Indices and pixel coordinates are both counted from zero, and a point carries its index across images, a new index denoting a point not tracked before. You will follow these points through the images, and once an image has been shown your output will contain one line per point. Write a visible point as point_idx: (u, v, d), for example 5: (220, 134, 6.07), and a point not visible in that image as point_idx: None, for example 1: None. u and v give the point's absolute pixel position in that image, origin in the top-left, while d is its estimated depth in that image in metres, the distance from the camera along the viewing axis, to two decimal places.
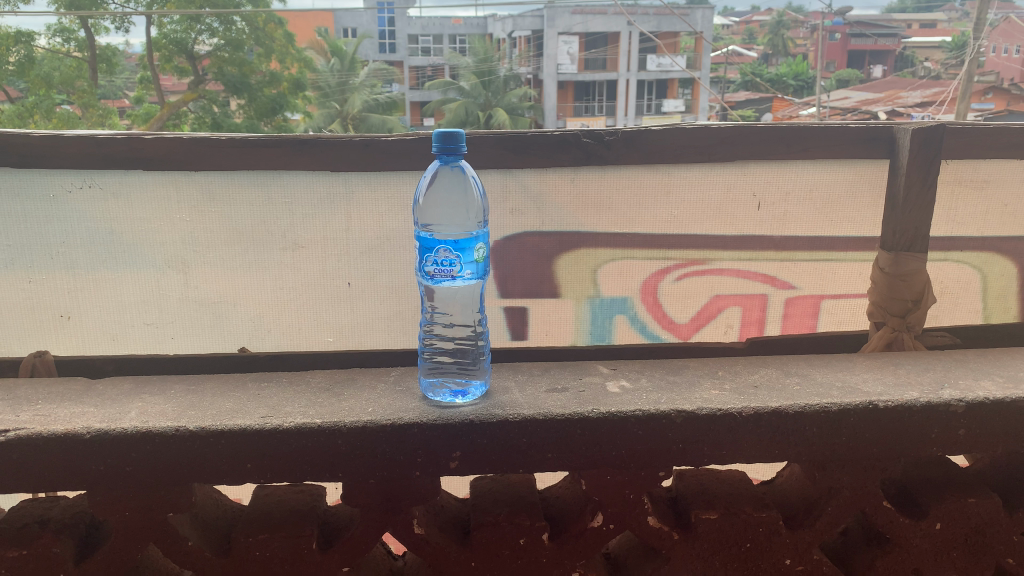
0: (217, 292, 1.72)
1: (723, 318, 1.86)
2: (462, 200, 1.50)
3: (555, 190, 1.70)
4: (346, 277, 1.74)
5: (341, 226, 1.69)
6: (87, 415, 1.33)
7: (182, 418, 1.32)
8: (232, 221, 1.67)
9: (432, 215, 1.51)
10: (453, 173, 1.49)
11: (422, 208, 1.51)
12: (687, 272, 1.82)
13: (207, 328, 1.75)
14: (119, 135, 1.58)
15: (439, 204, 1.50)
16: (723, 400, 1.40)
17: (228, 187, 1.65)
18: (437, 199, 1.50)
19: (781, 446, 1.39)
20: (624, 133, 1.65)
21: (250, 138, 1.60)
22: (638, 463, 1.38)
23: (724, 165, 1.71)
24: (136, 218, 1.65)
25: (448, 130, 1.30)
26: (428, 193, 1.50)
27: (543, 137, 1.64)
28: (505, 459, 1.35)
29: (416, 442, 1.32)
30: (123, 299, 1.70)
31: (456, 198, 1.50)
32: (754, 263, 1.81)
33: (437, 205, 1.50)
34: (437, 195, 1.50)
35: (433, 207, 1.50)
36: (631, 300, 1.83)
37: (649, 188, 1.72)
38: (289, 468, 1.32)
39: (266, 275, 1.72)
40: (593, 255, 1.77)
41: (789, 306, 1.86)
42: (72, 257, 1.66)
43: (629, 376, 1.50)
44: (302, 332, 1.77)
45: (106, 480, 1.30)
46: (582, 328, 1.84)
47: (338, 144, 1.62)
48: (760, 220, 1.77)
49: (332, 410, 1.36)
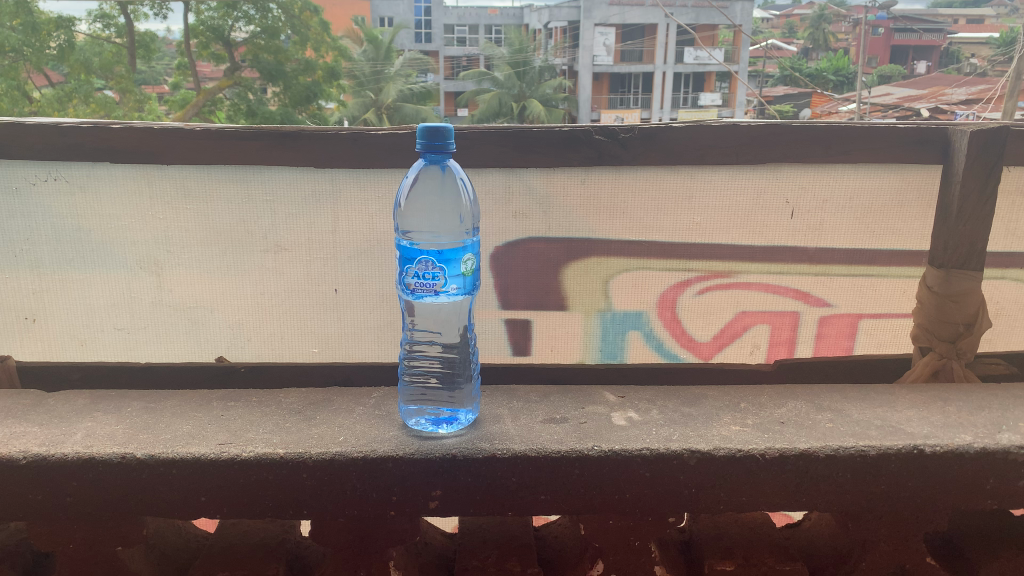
0: (192, 297, 1.58)
1: (749, 336, 1.67)
2: (450, 205, 1.34)
3: (563, 192, 1.53)
4: (333, 283, 1.59)
5: (328, 227, 1.54)
6: (28, 437, 1.19)
7: (131, 443, 1.18)
8: (208, 220, 1.53)
9: (416, 221, 1.35)
10: (440, 174, 1.33)
11: (404, 212, 1.35)
12: (708, 286, 1.63)
13: (182, 335, 1.61)
14: (84, 124, 1.44)
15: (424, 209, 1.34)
16: (744, 438, 1.22)
17: (203, 183, 1.50)
18: (422, 204, 1.34)
19: (809, 494, 1.21)
20: (641, 130, 1.48)
21: (227, 130, 1.46)
22: (645, 509, 1.21)
23: (754, 168, 1.53)
24: (105, 214, 1.51)
25: (433, 124, 1.14)
26: (411, 197, 1.34)
27: (550, 133, 1.47)
28: (492, 499, 1.19)
29: (391, 478, 1.16)
30: (91, 302, 1.57)
31: (444, 203, 1.34)
32: (786, 277, 1.63)
33: (422, 211, 1.34)
34: (422, 198, 1.34)
35: (417, 212, 1.34)
36: (646, 315, 1.65)
37: (667, 191, 1.54)
38: (248, 503, 1.18)
39: (246, 279, 1.58)
40: (604, 264, 1.60)
41: (822, 325, 1.67)
42: (36, 255, 1.53)
43: (639, 406, 1.33)
44: (285, 342, 1.62)
45: (46, 510, 1.17)
46: (591, 344, 1.67)
47: (323, 138, 1.46)
48: (793, 230, 1.59)
49: (299, 438, 1.20)
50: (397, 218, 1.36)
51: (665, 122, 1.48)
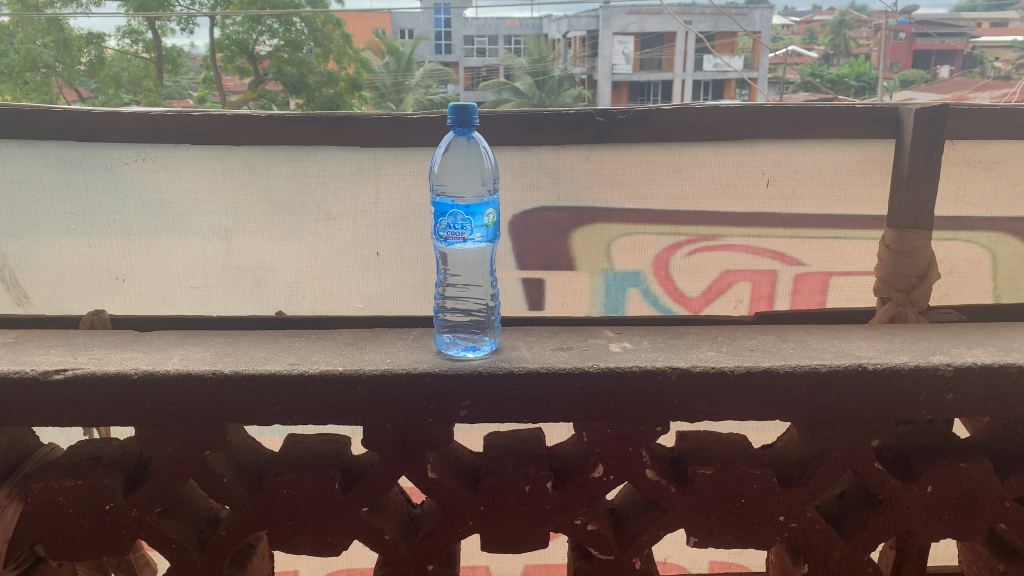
0: (256, 259, 1.87)
1: (732, 292, 1.94)
2: (475, 171, 1.64)
3: (570, 166, 1.80)
4: (375, 247, 1.87)
5: (371, 198, 1.82)
6: (135, 359, 1.48)
7: (218, 363, 1.47)
8: (271, 193, 1.81)
9: (447, 180, 1.66)
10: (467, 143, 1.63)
11: (438, 174, 1.66)
12: (696, 248, 1.89)
13: (248, 293, 1.90)
14: (170, 113, 1.73)
15: (453, 173, 1.65)
16: (719, 360, 1.48)
17: (266, 161, 1.79)
18: (452, 167, 1.65)
19: (774, 405, 1.46)
20: (636, 112, 1.74)
21: (287, 115, 1.74)
22: (637, 418, 1.47)
23: (733, 144, 1.79)
24: (184, 189, 1.81)
25: (461, 103, 1.40)
26: (444, 161, 1.65)
27: (558, 115, 1.74)
28: (511, 409, 1.45)
29: (428, 390, 1.43)
30: (172, 264, 1.87)
31: (470, 168, 1.64)
32: (764, 239, 1.89)
33: (452, 173, 1.65)
34: (453, 163, 1.65)
35: (448, 174, 1.65)
36: (644, 274, 1.92)
37: (660, 165, 1.81)
38: (313, 412, 1.45)
39: (301, 243, 1.86)
40: (606, 229, 1.86)
41: (798, 282, 1.93)
42: (127, 224, 1.83)
43: (632, 338, 1.60)
44: (334, 298, 1.90)
45: (151, 418, 1.46)
46: (596, 299, 1.94)
47: (367, 121, 1.75)
48: (769, 197, 1.84)
49: (354, 360, 1.48)
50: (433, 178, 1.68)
51: (657, 106, 1.75)
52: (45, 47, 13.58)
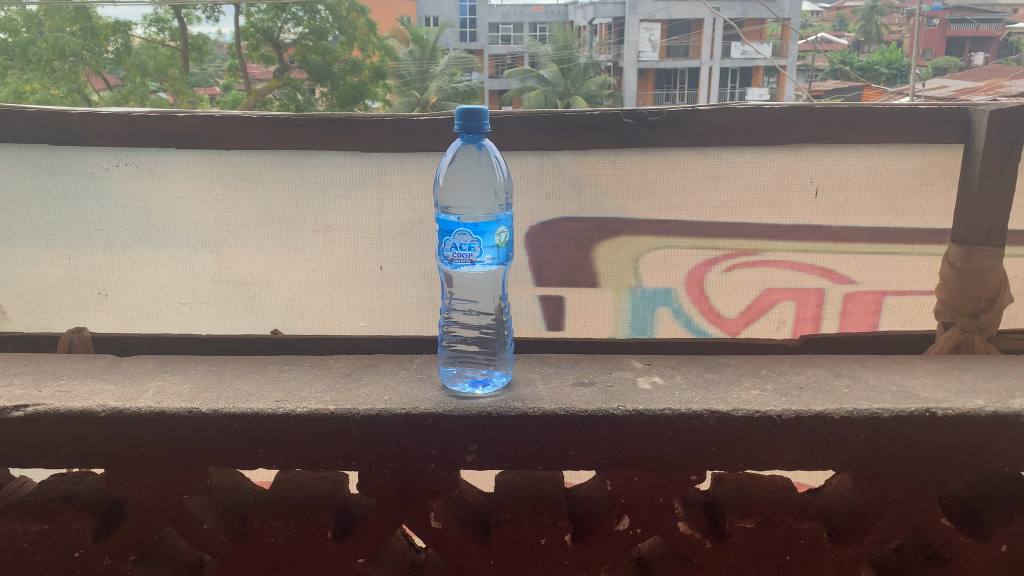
0: (249, 273, 1.71)
1: (775, 313, 1.73)
2: (484, 182, 1.47)
3: (595, 173, 1.62)
4: (378, 261, 1.70)
5: (374, 208, 1.65)
6: (106, 393, 1.33)
7: (196, 399, 1.30)
8: (265, 201, 1.65)
9: (454, 196, 1.47)
10: (473, 152, 1.46)
11: (443, 189, 1.48)
12: (734, 265, 1.70)
13: (241, 309, 1.73)
14: (153, 113, 1.57)
15: (460, 186, 1.47)
16: (763, 401, 1.29)
17: (260, 167, 1.62)
18: (459, 181, 1.46)
19: (827, 454, 1.28)
20: (669, 113, 1.56)
21: (281, 117, 1.57)
22: (668, 465, 1.29)
23: (778, 149, 1.60)
24: (170, 196, 1.65)
25: (470, 106, 1.23)
26: (448, 175, 1.47)
27: (580, 116, 1.56)
28: (525, 455, 1.28)
29: (431, 433, 1.26)
30: (158, 278, 1.71)
31: (480, 180, 1.46)
32: (811, 255, 1.69)
33: (459, 187, 1.47)
34: (459, 176, 1.46)
35: (455, 189, 1.47)
36: (675, 292, 1.72)
37: (695, 172, 1.62)
38: (301, 456, 1.29)
39: (298, 256, 1.69)
40: (634, 243, 1.68)
41: (848, 302, 1.73)
42: (109, 235, 1.68)
43: (664, 372, 1.41)
44: (335, 316, 1.74)
45: (121, 460, 1.30)
46: (622, 320, 1.74)
47: (369, 124, 1.58)
48: (817, 208, 1.65)
49: (349, 396, 1.31)
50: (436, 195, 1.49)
51: (693, 106, 1.56)
52: (72, 36, 13.56)
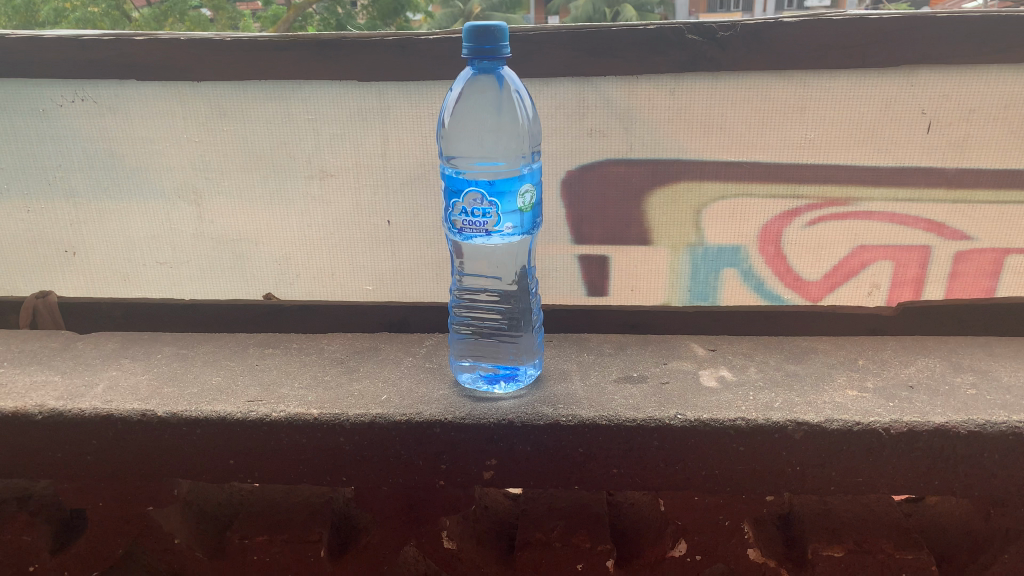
0: (234, 229, 1.45)
1: (868, 275, 1.43)
2: (501, 127, 1.16)
3: (648, 105, 1.30)
4: (384, 214, 1.42)
5: (377, 149, 1.37)
6: (47, 388, 1.09)
7: (153, 398, 1.06)
8: (247, 143, 1.37)
9: (463, 139, 1.18)
10: (492, 87, 1.14)
11: (451, 129, 1.18)
12: (820, 217, 1.38)
13: (227, 270, 1.48)
14: (106, 37, 1.28)
15: (470, 128, 1.17)
16: (863, 408, 1.00)
17: (239, 101, 1.34)
18: (469, 121, 1.17)
19: (945, 476, 0.99)
20: (745, 27, 1.22)
21: (260, 39, 1.27)
22: (737, 487, 1.02)
23: (884, 72, 1.25)
24: (137, 138, 1.38)
25: (483, 23, 0.92)
26: (458, 113, 1.17)
27: (631, 33, 1.23)
28: (556, 472, 1.02)
29: (438, 445, 1.01)
30: (131, 234, 1.46)
31: (496, 124, 1.16)
32: (916, 205, 1.36)
33: (469, 128, 1.17)
34: (470, 115, 1.16)
35: (464, 130, 1.17)
36: (745, 250, 1.41)
37: (776, 102, 1.29)
38: (281, 469, 1.05)
39: (291, 208, 1.43)
40: (695, 191, 1.38)
41: (958, 262, 1.40)
42: (71, 184, 1.42)
43: (733, 362, 1.13)
44: (337, 278, 1.48)
45: (69, 469, 1.07)
46: (679, 284, 1.46)
47: (366, 46, 1.27)
48: (928, 146, 1.32)
49: (337, 396, 1.06)
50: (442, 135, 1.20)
51: (775, 17, 1.21)
52: None
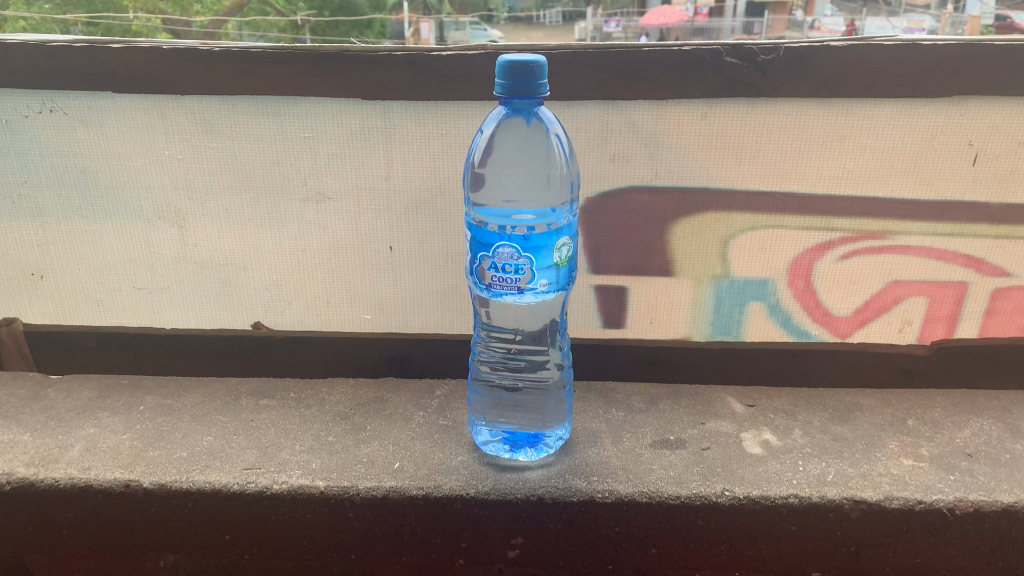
0: (220, 253, 1.32)
1: (900, 311, 1.34)
2: (537, 167, 1.01)
3: (677, 130, 1.20)
4: (385, 240, 1.31)
5: (380, 171, 1.25)
6: (16, 451, 0.98)
7: (137, 466, 0.95)
8: (236, 161, 1.25)
9: (494, 181, 1.03)
10: (528, 124, 1.00)
11: (480, 170, 1.04)
12: (854, 251, 1.29)
13: (212, 298, 1.36)
14: (75, 44, 1.14)
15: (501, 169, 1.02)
16: (923, 483, 0.92)
17: (228, 117, 1.21)
18: (501, 161, 1.02)
19: (1012, 560, 0.91)
20: (789, 50, 1.11)
21: (252, 50, 1.14)
22: (785, 568, 0.93)
23: (932, 101, 1.16)
24: (113, 153, 1.24)
25: (519, 58, 0.81)
26: (489, 151, 1.03)
27: (663, 53, 1.12)
28: (588, 552, 0.93)
29: (459, 522, 0.91)
30: (105, 257, 1.33)
31: (531, 164, 1.01)
32: (956, 240, 1.28)
33: (501, 169, 1.02)
34: (502, 155, 1.02)
35: (495, 171, 1.03)
36: (772, 283, 1.33)
37: (814, 130, 1.20)
38: (281, 545, 0.94)
39: (284, 233, 1.31)
40: (723, 221, 1.28)
41: (996, 299, 1.32)
42: (38, 202, 1.28)
43: (774, 423, 1.04)
44: (332, 307, 1.36)
45: (41, 541, 0.96)
46: (700, 317, 1.36)
47: (370, 61, 1.14)
48: (973, 179, 1.23)
49: (345, 464, 0.96)
50: (470, 176, 1.05)
51: (821, 41, 1.11)
52: None
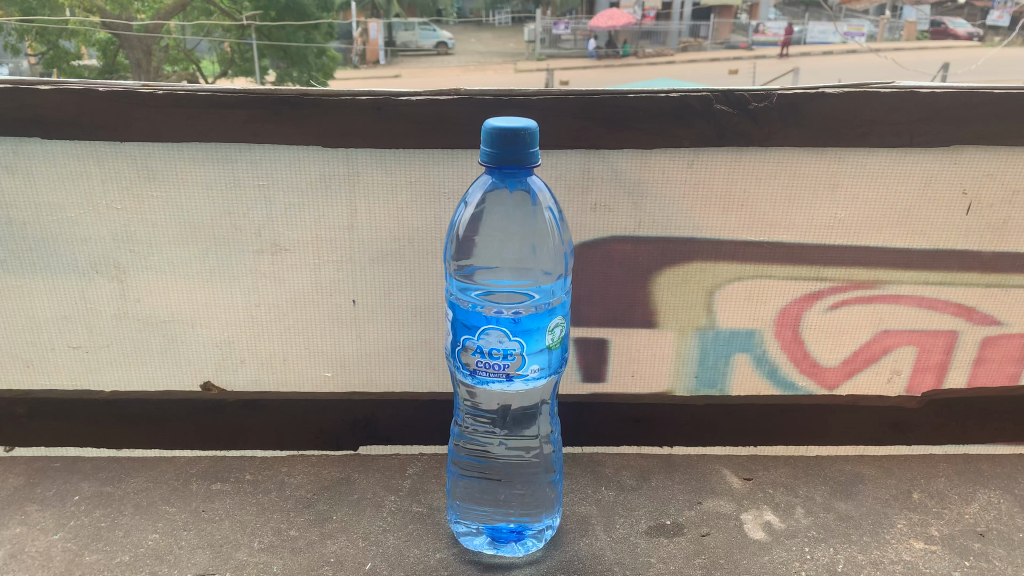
0: (166, 309, 1.20)
1: (889, 361, 1.29)
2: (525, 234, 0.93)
3: (662, 178, 1.13)
4: (349, 293, 1.20)
5: (342, 221, 1.15)
6: None
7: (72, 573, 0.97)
8: (183, 211, 1.13)
9: (479, 253, 0.95)
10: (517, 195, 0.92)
11: (465, 240, 0.95)
12: (844, 300, 1.23)
13: (157, 357, 1.24)
14: (5, 85, 1.03)
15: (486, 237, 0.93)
16: None
17: (173, 163, 1.10)
18: (485, 231, 0.93)
19: None
20: (782, 98, 1.06)
21: (201, 93, 1.05)
22: None
23: (926, 150, 1.12)
24: (43, 202, 1.12)
25: (508, 126, 0.73)
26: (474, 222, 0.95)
27: (652, 100, 1.06)
28: None
29: None
30: (35, 315, 1.20)
31: (519, 231, 0.93)
32: (948, 289, 1.23)
33: (487, 239, 0.94)
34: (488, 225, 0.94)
35: (479, 241, 0.94)
36: (759, 334, 1.26)
37: (805, 178, 1.14)
38: None
39: (237, 287, 1.19)
40: (709, 271, 1.20)
41: (987, 348, 1.28)
42: None
43: (772, 502, 1.10)
44: (289, 365, 1.25)
45: None
46: (685, 369, 1.28)
47: (334, 105, 1.06)
48: (965, 228, 1.18)
49: (307, 565, 0.98)
50: (453, 247, 0.98)
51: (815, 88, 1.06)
52: None
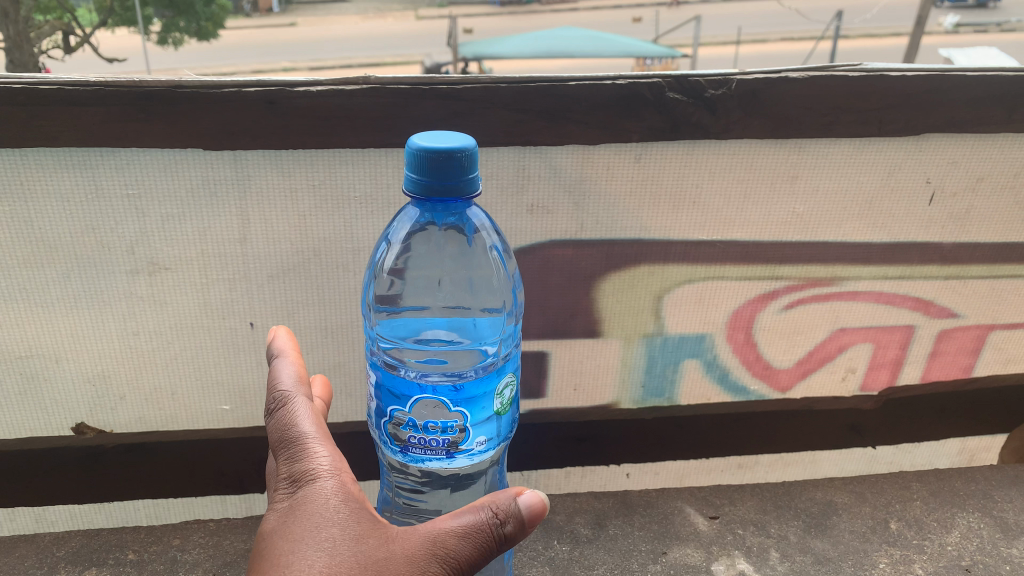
0: (21, 342, 0.99)
1: (844, 359, 1.20)
2: (462, 272, 0.82)
3: (605, 174, 0.99)
4: (245, 315, 1.02)
5: (232, 234, 0.96)
6: None
7: None
8: (31, 226, 0.92)
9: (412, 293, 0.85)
10: (452, 234, 0.81)
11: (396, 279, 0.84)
12: (800, 299, 1.13)
13: (14, 399, 1.03)
14: None
15: (416, 276, 0.83)
16: None
17: (15, 170, 0.89)
18: (419, 272, 0.83)
19: None
20: (741, 84, 0.94)
21: (44, 87, 0.84)
22: None
23: (892, 137, 1.01)
24: None
25: (439, 148, 0.60)
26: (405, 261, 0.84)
27: (595, 87, 0.92)
28: None
29: None
30: None
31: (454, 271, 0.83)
32: (906, 283, 1.14)
33: (421, 279, 0.83)
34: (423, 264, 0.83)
35: (412, 280, 0.84)
36: (710, 339, 1.15)
37: (763, 170, 1.02)
38: None
39: (109, 313, 1.00)
40: (658, 274, 1.08)
41: (942, 341, 1.21)
42: None
43: (735, 548, 1.14)
44: (179, 399, 1.07)
45: None
46: (631, 379, 1.16)
47: (215, 99, 0.88)
48: (928, 219, 1.09)
49: None
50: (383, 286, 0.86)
51: (776, 71, 0.94)
52: None
